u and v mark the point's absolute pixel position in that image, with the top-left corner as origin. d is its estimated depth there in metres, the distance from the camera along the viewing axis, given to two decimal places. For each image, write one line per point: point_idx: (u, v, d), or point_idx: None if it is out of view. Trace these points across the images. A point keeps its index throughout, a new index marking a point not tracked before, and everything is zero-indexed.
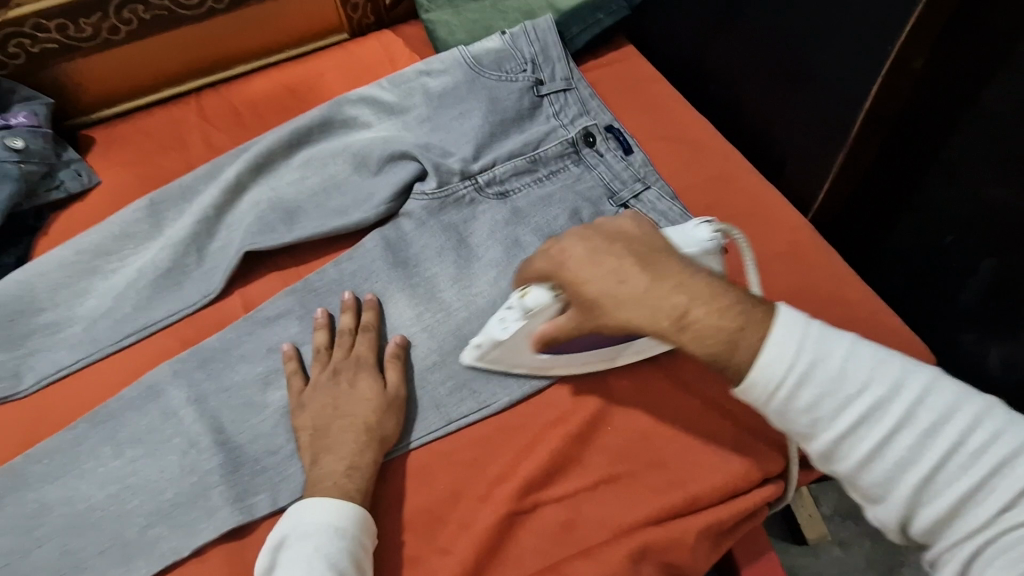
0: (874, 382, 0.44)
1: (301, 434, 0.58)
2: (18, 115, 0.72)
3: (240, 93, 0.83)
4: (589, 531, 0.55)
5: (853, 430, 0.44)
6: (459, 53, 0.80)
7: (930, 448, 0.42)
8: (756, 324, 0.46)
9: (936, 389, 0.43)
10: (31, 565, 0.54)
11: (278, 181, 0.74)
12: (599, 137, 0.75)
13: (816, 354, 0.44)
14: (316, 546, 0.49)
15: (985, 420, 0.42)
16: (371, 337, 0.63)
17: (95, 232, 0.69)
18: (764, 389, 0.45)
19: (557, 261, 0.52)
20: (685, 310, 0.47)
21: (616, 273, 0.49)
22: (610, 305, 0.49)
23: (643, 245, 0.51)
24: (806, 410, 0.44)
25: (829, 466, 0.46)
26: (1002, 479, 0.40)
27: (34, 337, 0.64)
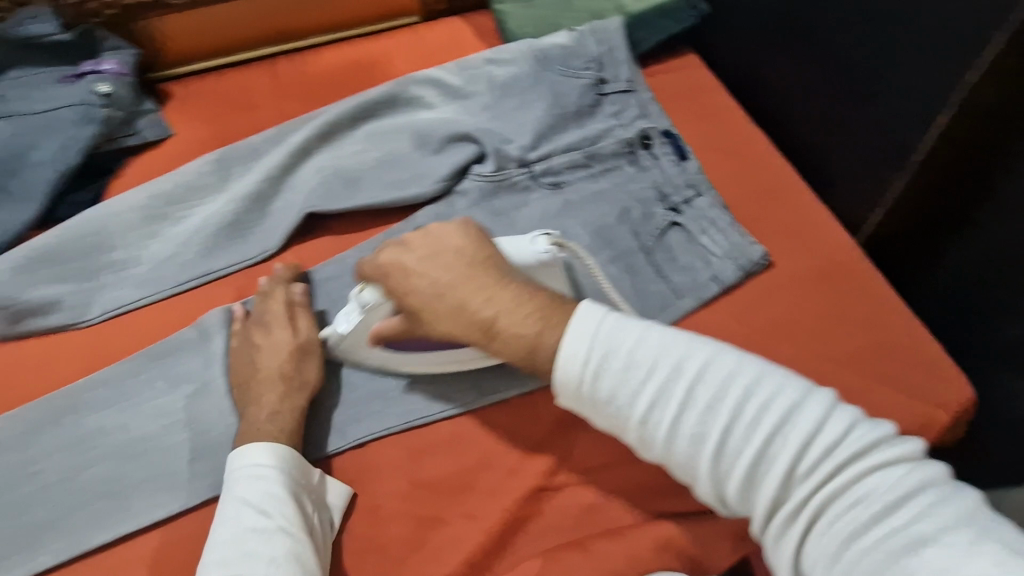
0: (660, 365, 0.46)
1: (233, 389, 0.61)
2: (109, 62, 0.75)
3: (311, 64, 0.86)
4: (612, 515, 0.56)
5: (651, 413, 0.45)
6: (528, 46, 0.82)
7: (715, 421, 0.44)
8: (550, 327, 0.50)
9: (714, 365, 0.45)
10: (85, 482, 0.58)
11: (340, 150, 0.76)
12: (656, 140, 0.77)
13: (607, 344, 0.47)
14: (258, 489, 0.52)
15: (760, 386, 0.44)
16: (283, 291, 0.64)
17: (168, 179, 0.71)
18: (569, 391, 0.48)
19: (385, 269, 0.56)
20: (491, 319, 0.51)
21: (436, 286, 0.54)
22: (431, 318, 0.53)
23: (468, 256, 0.54)
24: (607, 401, 0.47)
25: (650, 451, 0.47)
26: (782, 443, 0.43)
27: (102, 272, 0.67)
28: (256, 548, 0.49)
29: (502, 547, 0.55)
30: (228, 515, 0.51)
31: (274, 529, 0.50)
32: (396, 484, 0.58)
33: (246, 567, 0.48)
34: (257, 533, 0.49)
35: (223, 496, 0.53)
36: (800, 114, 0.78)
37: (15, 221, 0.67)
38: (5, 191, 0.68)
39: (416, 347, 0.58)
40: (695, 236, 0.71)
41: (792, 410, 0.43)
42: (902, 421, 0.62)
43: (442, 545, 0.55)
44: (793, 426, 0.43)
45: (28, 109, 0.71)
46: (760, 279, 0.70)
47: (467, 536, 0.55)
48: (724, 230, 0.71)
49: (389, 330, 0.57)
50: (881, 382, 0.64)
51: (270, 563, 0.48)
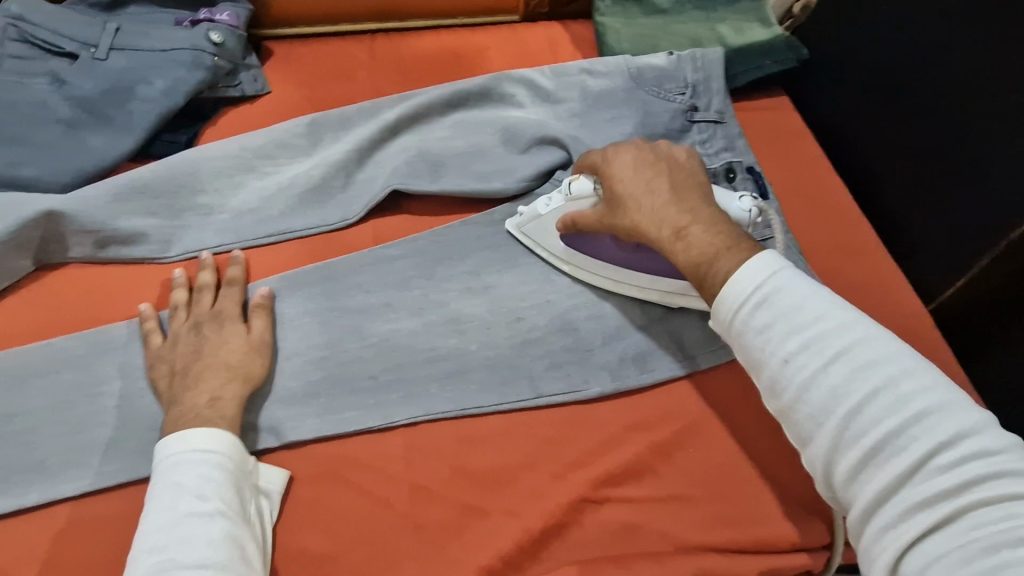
0: (827, 316, 0.47)
1: (160, 381, 0.58)
2: (224, 13, 0.77)
3: (410, 46, 0.88)
4: (650, 539, 0.56)
5: (797, 356, 0.47)
6: (624, 61, 0.82)
7: (860, 386, 0.44)
8: (737, 247, 0.53)
9: (875, 339, 0.46)
10: (139, 413, 0.59)
11: (428, 135, 0.77)
12: (740, 174, 0.76)
13: (779, 282, 0.49)
14: (195, 473, 0.50)
15: (918, 373, 0.44)
16: (235, 292, 0.63)
17: (262, 134, 0.73)
18: (729, 307, 0.51)
19: (608, 159, 0.63)
20: (684, 225, 0.57)
21: (648, 185, 0.60)
22: (629, 208, 0.60)
23: (683, 175, 0.61)
24: (759, 331, 0.49)
25: (778, 399, 0.49)
26: (921, 429, 0.42)
27: (188, 213, 0.69)
28: (193, 532, 0.47)
29: (538, 550, 0.55)
30: (158, 503, 0.49)
31: (214, 513, 0.49)
32: (440, 469, 0.58)
33: (179, 552, 0.46)
34: (194, 517, 0.48)
35: (150, 487, 0.51)
36: (888, 178, 0.79)
37: (114, 150, 0.69)
38: (108, 120, 0.70)
39: (596, 249, 0.66)
40: None
41: (941, 405, 0.42)
42: None
43: (479, 538, 0.55)
44: (939, 422, 0.42)
45: (142, 45, 0.73)
46: None
47: (505, 533, 0.55)
48: None
49: (585, 217, 0.64)
50: None
51: (210, 546, 0.47)
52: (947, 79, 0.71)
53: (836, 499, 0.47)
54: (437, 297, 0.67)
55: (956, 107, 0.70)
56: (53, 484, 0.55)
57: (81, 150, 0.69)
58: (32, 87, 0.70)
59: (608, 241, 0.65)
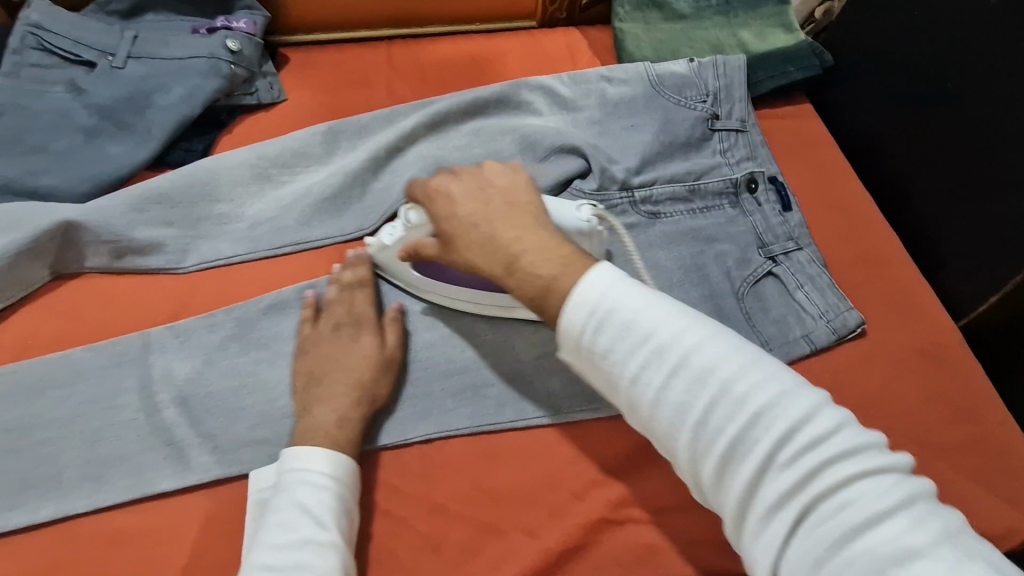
0: (658, 332, 0.44)
1: (298, 378, 0.59)
2: (241, 20, 0.76)
3: (427, 52, 0.87)
4: (673, 561, 0.55)
5: (643, 375, 0.44)
6: (645, 68, 0.81)
7: (702, 396, 0.42)
8: (569, 272, 0.48)
9: (709, 345, 0.43)
10: (152, 426, 0.59)
11: (445, 143, 0.76)
12: (762, 185, 0.75)
13: (614, 303, 0.45)
14: (317, 498, 0.51)
15: (752, 371, 0.42)
16: (370, 295, 0.63)
17: (278, 143, 0.73)
18: (570, 340, 0.46)
19: (431, 192, 0.57)
20: (515, 258, 0.51)
21: (475, 215, 0.54)
22: (460, 241, 0.54)
23: (510, 198, 0.55)
24: (603, 356, 0.46)
25: (638, 417, 0.46)
26: (763, 429, 0.41)
27: (205, 223, 0.68)
28: (309, 561, 0.47)
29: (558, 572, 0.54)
30: (282, 520, 0.49)
31: (330, 544, 0.49)
32: (460, 486, 0.58)
33: None
34: (313, 544, 0.48)
35: (272, 500, 0.52)
36: (914, 190, 0.77)
37: (130, 159, 0.69)
38: (126, 129, 0.70)
39: (447, 274, 0.62)
40: (791, 291, 0.69)
41: (777, 397, 0.41)
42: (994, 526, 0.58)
43: (498, 557, 0.54)
44: (778, 415, 0.41)
45: (160, 53, 0.73)
46: (853, 346, 0.68)
47: (525, 554, 0.54)
48: (822, 288, 0.69)
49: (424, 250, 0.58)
50: (973, 481, 0.61)
51: None
52: (983, 92, 0.69)
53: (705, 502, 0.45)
54: (452, 310, 0.66)
55: (993, 122, 0.68)
56: (67, 499, 0.55)
57: (99, 159, 0.68)
58: (51, 96, 0.70)
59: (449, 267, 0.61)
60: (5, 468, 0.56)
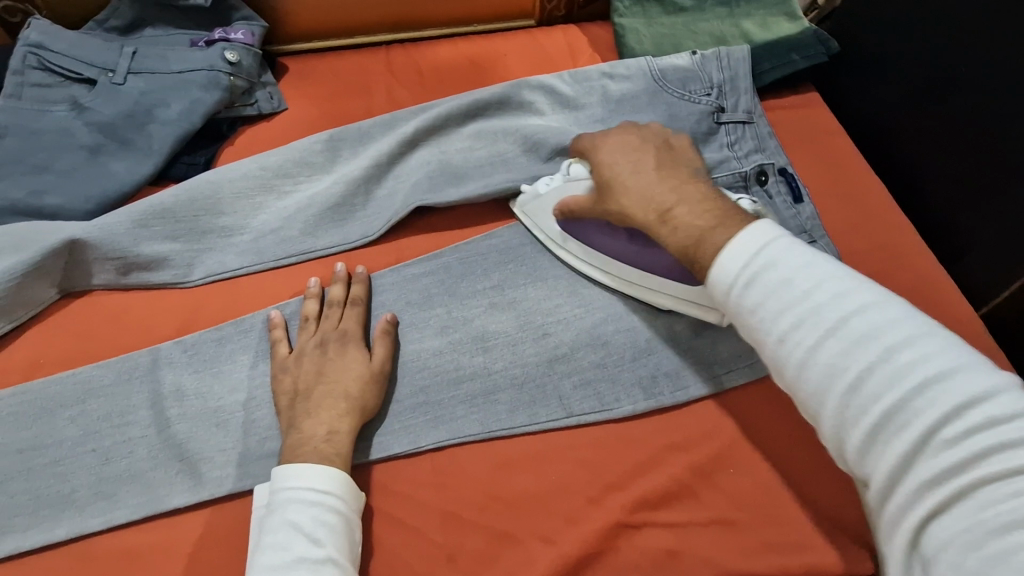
0: (818, 290, 0.45)
1: (282, 397, 0.58)
2: (239, 31, 0.76)
3: (426, 56, 0.86)
4: (692, 565, 0.54)
5: (794, 333, 0.45)
6: (646, 63, 0.80)
7: (859, 359, 0.42)
8: (725, 227, 0.51)
9: (873, 309, 0.43)
10: (162, 442, 0.58)
11: (447, 146, 0.76)
12: (772, 177, 0.73)
13: (771, 258, 0.47)
14: (309, 514, 0.50)
15: (920, 341, 0.41)
16: (359, 312, 0.64)
17: (280, 153, 0.72)
18: (721, 289, 0.49)
19: (598, 143, 0.64)
20: (668, 210, 0.56)
21: (636, 168, 0.60)
22: (615, 190, 0.60)
23: (667, 156, 0.61)
24: (751, 311, 0.47)
25: (782, 378, 0.47)
26: (926, 398, 0.39)
27: (209, 236, 0.68)
28: None
29: None
30: (273, 540, 0.48)
31: (324, 559, 0.47)
32: (473, 495, 0.57)
33: None
34: (306, 563, 0.47)
35: (263, 521, 0.51)
36: (931, 177, 0.75)
37: (133, 175, 0.69)
38: (129, 144, 0.70)
39: (584, 233, 0.65)
40: None
41: (943, 372, 0.39)
42: None
43: (514, 565, 0.54)
44: (942, 390, 0.39)
45: (160, 67, 0.73)
46: None
47: (542, 561, 0.53)
48: None
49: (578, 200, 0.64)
50: None
51: None
52: (999, 74, 0.67)
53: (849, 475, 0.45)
54: (460, 315, 0.65)
55: (1010, 108, 0.66)
56: (80, 518, 0.55)
57: (104, 176, 0.68)
58: (53, 115, 0.70)
59: (598, 228, 0.65)
60: (19, 488, 0.56)
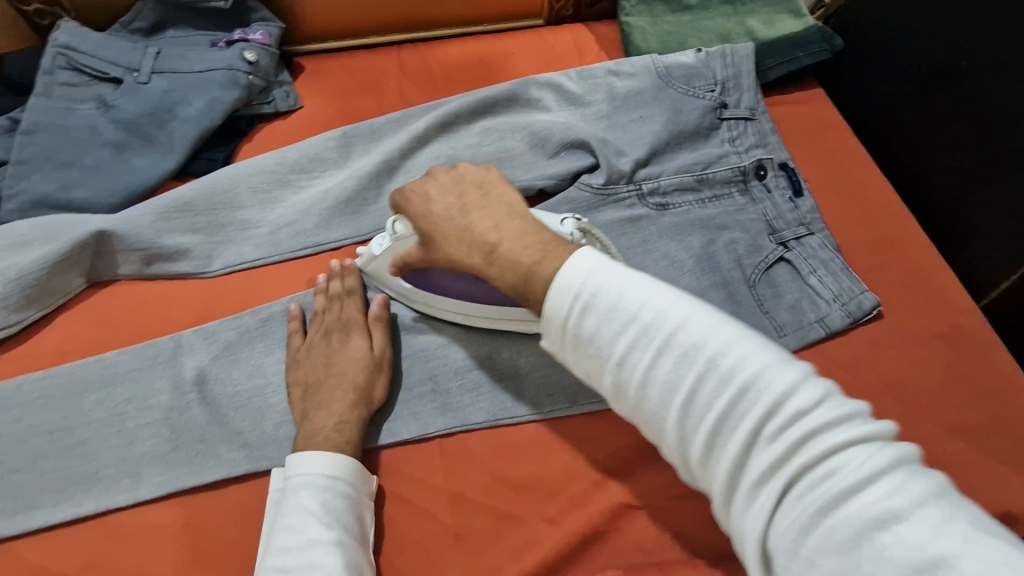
0: (644, 311, 0.43)
1: (293, 387, 0.61)
2: (257, 32, 0.79)
3: (436, 55, 0.89)
4: (694, 547, 0.55)
5: (629, 355, 0.43)
6: (652, 61, 0.81)
7: (687, 374, 0.41)
8: (551, 259, 0.48)
9: (694, 322, 0.42)
10: (184, 425, 0.61)
11: (455, 143, 0.78)
12: (771, 171, 0.74)
13: (599, 284, 0.45)
14: (319, 499, 0.52)
15: (735, 348, 0.41)
16: (358, 301, 0.65)
17: (295, 149, 0.75)
18: (556, 325, 0.46)
19: (407, 191, 0.59)
20: (494, 248, 0.51)
21: (455, 213, 0.55)
22: (440, 239, 0.55)
23: (483, 193, 0.55)
24: (590, 339, 0.45)
25: (624, 400, 0.45)
26: (748, 404, 0.39)
27: (227, 229, 0.71)
28: (319, 559, 0.48)
29: (578, 558, 0.55)
30: (291, 523, 0.51)
31: (335, 541, 0.50)
32: (481, 479, 0.59)
33: None
34: (319, 544, 0.49)
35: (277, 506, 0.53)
36: (933, 170, 0.76)
37: (156, 170, 0.72)
38: (152, 141, 0.73)
39: (433, 284, 0.63)
40: (804, 275, 0.68)
41: (760, 373, 0.40)
42: (1015, 504, 0.58)
43: (519, 544, 0.56)
44: (758, 393, 0.39)
45: (181, 67, 0.76)
46: (869, 328, 0.67)
47: (545, 540, 0.55)
48: (835, 273, 0.68)
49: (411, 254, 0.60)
50: (997, 460, 0.60)
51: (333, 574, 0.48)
52: (998, 67, 0.68)
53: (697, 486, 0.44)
54: None
55: (1010, 102, 0.66)
56: (108, 494, 0.58)
57: (128, 172, 0.72)
58: (81, 113, 0.73)
59: (440, 275, 0.62)
60: (50, 466, 0.59)
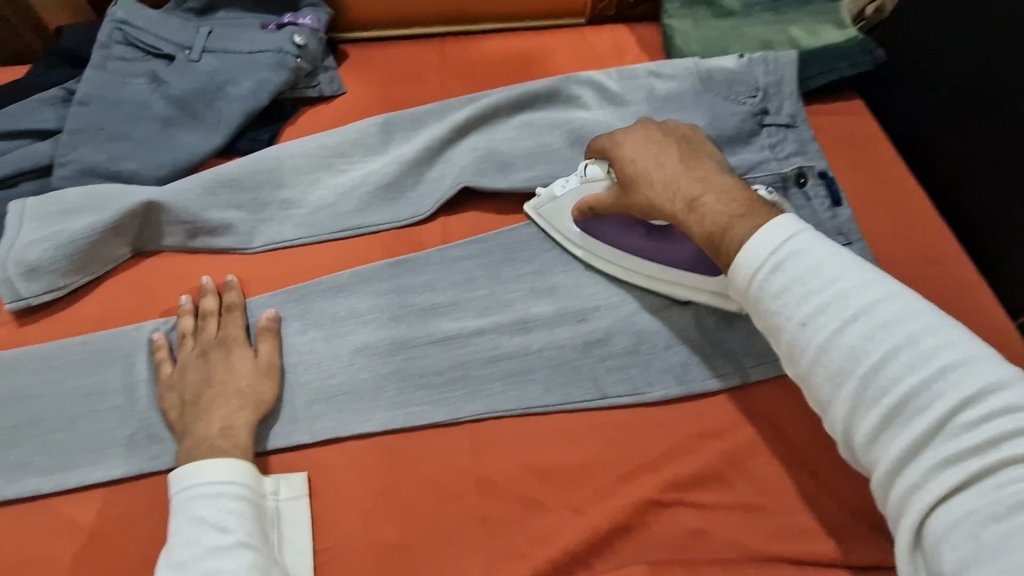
0: (844, 279, 0.47)
1: (169, 411, 0.60)
2: (306, 17, 0.81)
3: (478, 49, 0.89)
4: (718, 545, 0.56)
5: (816, 318, 0.47)
6: (694, 64, 0.81)
7: (881, 345, 0.44)
8: (752, 219, 0.53)
9: (894, 300, 0.46)
10: None
11: (494, 135, 0.78)
12: (812, 179, 0.75)
13: (798, 248, 0.49)
14: (215, 506, 0.52)
15: (937, 332, 0.44)
16: (236, 317, 0.64)
17: (338, 133, 0.76)
18: (744, 276, 0.51)
19: (615, 137, 0.65)
20: (697, 199, 0.58)
21: (663, 161, 0.61)
22: (643, 183, 0.61)
23: (685, 150, 0.61)
24: (778, 296, 0.49)
25: (798, 364, 0.49)
26: (943, 384, 0.42)
27: (269, 207, 0.72)
28: (216, 566, 0.49)
29: (601, 550, 0.56)
30: (183, 535, 0.51)
31: (237, 545, 0.51)
32: (508, 466, 0.59)
33: None
34: (217, 551, 0.50)
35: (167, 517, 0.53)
36: (976, 188, 0.76)
37: (202, 147, 0.73)
38: (199, 118, 0.75)
39: (608, 234, 0.67)
40: None
41: (960, 361, 0.42)
42: None
43: (543, 532, 0.56)
44: (957, 379, 0.42)
45: (231, 47, 0.77)
46: None
47: (569, 530, 0.56)
48: None
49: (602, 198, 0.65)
50: None
51: None
52: None
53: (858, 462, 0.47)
54: (499, 296, 0.68)
55: None
56: (140, 459, 0.59)
57: (175, 146, 0.73)
58: (133, 87, 0.75)
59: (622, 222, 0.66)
60: (85, 428, 0.60)
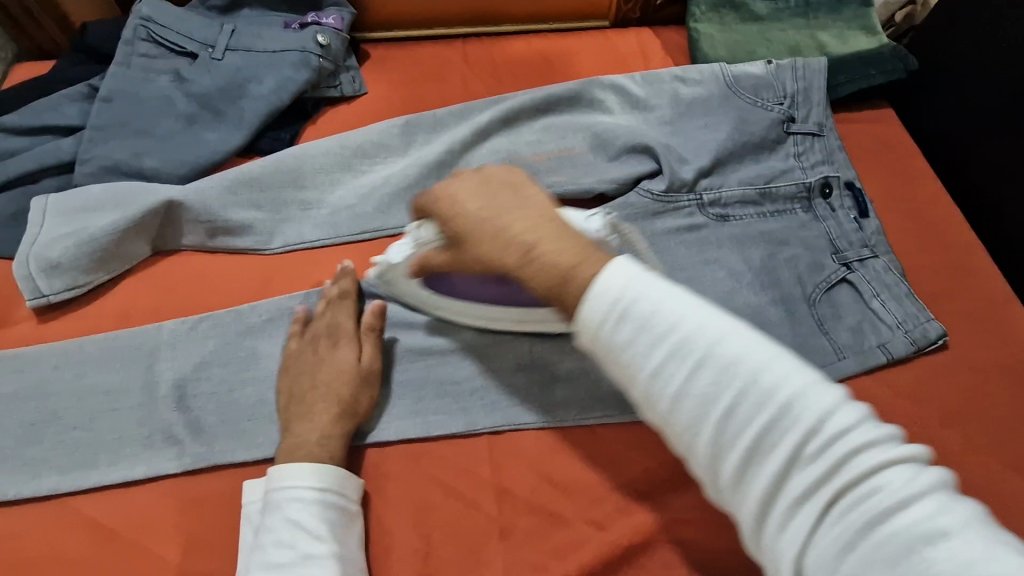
0: (682, 323, 0.40)
1: (280, 395, 0.60)
2: (330, 17, 0.80)
3: (501, 51, 0.89)
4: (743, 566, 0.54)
5: (663, 367, 0.40)
6: (720, 69, 0.80)
7: (726, 390, 0.39)
8: (587, 266, 0.44)
9: (730, 338, 0.40)
10: (236, 400, 0.62)
11: (518, 138, 0.78)
12: (837, 190, 0.73)
13: (637, 292, 0.42)
14: (309, 512, 0.52)
15: (774, 366, 0.38)
16: (348, 305, 0.64)
17: (360, 133, 0.76)
18: (588, 331, 0.43)
19: (434, 193, 0.54)
20: (533, 247, 0.47)
21: (498, 209, 0.50)
22: (472, 237, 0.50)
23: (519, 193, 0.51)
24: (624, 347, 0.42)
25: (652, 412, 0.42)
26: (786, 423, 0.37)
27: (289, 208, 0.72)
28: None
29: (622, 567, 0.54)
30: (280, 537, 0.51)
31: (327, 556, 0.50)
32: (529, 477, 0.58)
33: None
34: (310, 559, 0.50)
35: (263, 516, 0.53)
36: (1006, 201, 0.74)
37: (223, 145, 0.73)
38: (222, 115, 0.74)
39: (453, 289, 0.61)
40: (866, 299, 0.67)
41: (797, 393, 0.37)
42: None
43: (562, 546, 0.55)
44: (795, 413, 0.37)
45: (254, 45, 0.77)
46: (932, 356, 0.66)
47: (590, 545, 0.55)
48: (899, 298, 0.66)
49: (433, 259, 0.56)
50: None
51: None
52: None
53: (719, 506, 0.41)
54: None
55: None
56: (158, 460, 0.59)
57: (197, 144, 0.73)
58: (157, 84, 0.75)
59: (460, 280, 0.59)
60: (105, 426, 0.60)
